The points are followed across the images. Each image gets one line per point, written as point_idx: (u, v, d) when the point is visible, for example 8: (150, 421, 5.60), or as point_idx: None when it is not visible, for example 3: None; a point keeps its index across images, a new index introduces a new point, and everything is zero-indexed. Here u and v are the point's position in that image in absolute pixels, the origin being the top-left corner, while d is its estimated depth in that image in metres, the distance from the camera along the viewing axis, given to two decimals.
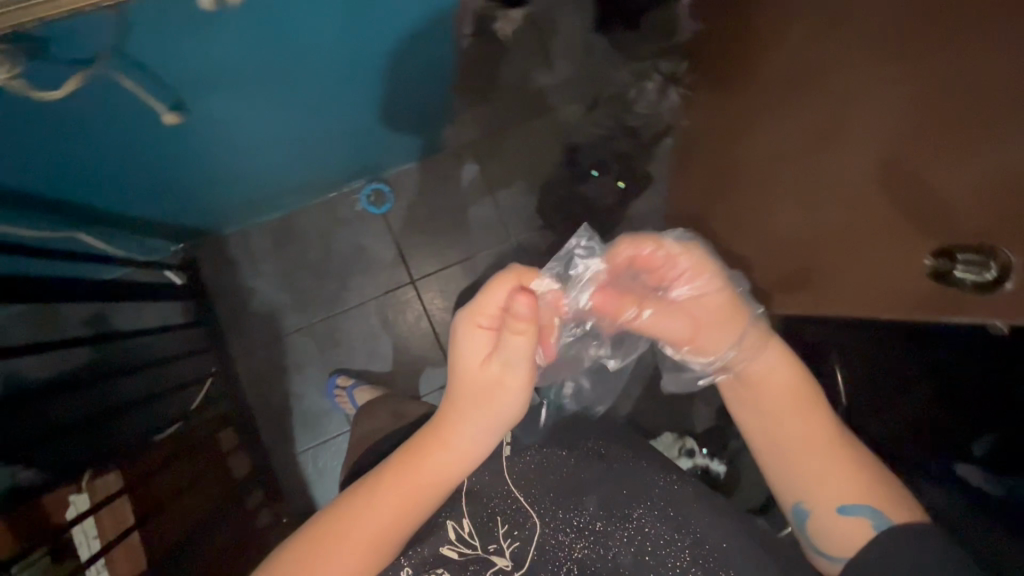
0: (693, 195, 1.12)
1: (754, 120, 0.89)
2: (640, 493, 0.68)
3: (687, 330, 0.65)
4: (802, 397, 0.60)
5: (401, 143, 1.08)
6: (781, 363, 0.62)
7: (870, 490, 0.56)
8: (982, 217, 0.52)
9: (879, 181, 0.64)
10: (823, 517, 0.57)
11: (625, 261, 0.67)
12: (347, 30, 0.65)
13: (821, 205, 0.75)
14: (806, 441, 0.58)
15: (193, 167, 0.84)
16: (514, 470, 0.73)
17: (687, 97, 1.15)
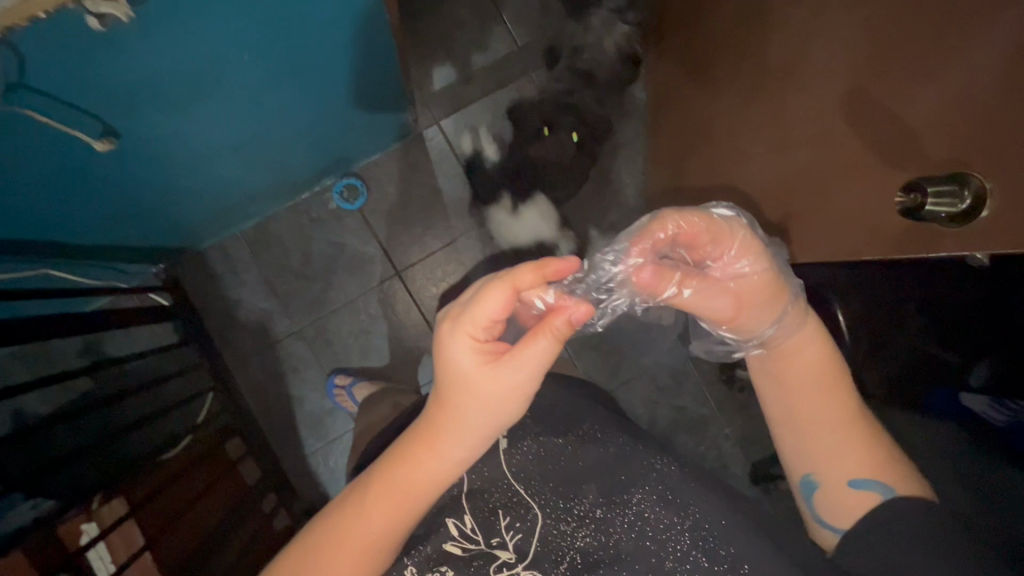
0: (668, 152, 1.10)
1: (717, 66, 0.87)
2: (636, 478, 0.65)
3: (730, 311, 0.60)
4: (827, 374, 0.59)
5: (363, 138, 1.06)
6: (805, 342, 0.60)
7: (878, 467, 0.58)
8: (952, 142, 0.49)
9: (847, 116, 0.61)
10: (833, 492, 0.59)
11: (666, 234, 0.60)
12: (278, 34, 0.63)
13: (788, 150, 0.72)
14: (825, 422, 0.59)
15: (146, 185, 0.80)
16: (513, 465, 0.69)
17: (652, 54, 1.14)
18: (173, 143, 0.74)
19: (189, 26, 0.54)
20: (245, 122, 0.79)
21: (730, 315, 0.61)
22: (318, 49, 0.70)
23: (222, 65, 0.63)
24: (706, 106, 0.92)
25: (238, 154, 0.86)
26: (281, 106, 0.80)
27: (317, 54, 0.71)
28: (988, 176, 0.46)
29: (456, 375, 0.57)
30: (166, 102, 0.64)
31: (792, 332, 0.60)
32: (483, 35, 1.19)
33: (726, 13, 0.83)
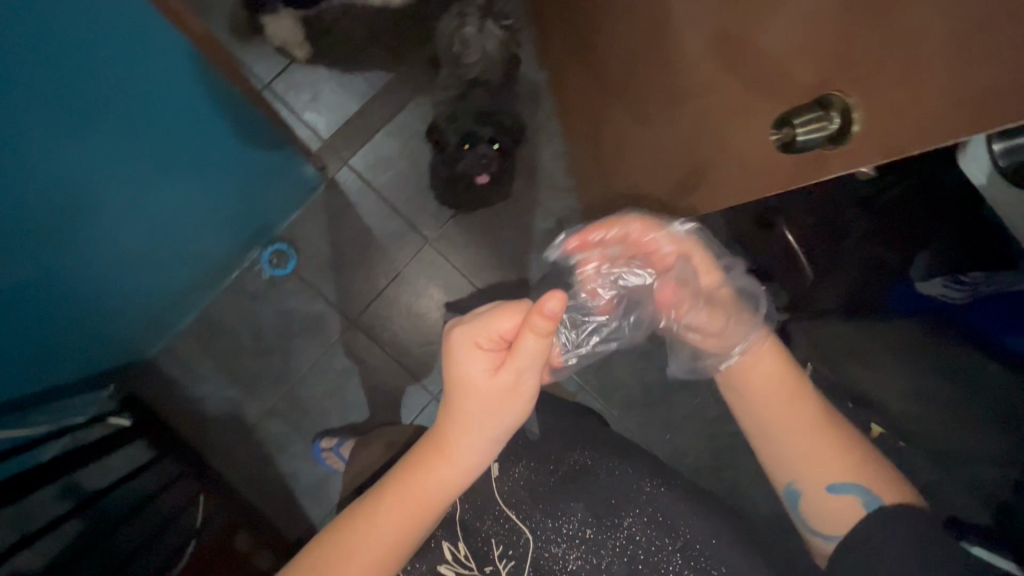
0: (580, 130, 1.09)
1: (600, 33, 0.86)
2: (626, 500, 0.66)
3: (708, 325, 0.70)
4: (787, 384, 0.65)
5: (282, 194, 1.05)
6: (771, 353, 0.67)
7: (857, 469, 0.61)
8: (812, 64, 0.48)
9: (717, 56, 0.60)
10: (816, 496, 0.62)
11: (648, 239, 0.71)
12: (131, 132, 0.62)
13: (677, 103, 0.71)
14: (800, 431, 0.63)
15: (66, 313, 0.77)
16: (504, 490, 0.70)
17: (543, 39, 1.13)
18: (87, 260, 0.72)
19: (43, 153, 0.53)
20: (143, 222, 0.76)
21: (702, 326, 0.70)
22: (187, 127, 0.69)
23: (96, 175, 0.61)
24: (597, 75, 0.92)
25: (157, 253, 0.85)
26: (179, 194, 0.79)
27: (178, 135, 0.69)
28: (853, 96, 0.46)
29: (463, 386, 0.58)
30: (57, 231, 0.62)
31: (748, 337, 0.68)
32: (368, 63, 1.16)
33: None
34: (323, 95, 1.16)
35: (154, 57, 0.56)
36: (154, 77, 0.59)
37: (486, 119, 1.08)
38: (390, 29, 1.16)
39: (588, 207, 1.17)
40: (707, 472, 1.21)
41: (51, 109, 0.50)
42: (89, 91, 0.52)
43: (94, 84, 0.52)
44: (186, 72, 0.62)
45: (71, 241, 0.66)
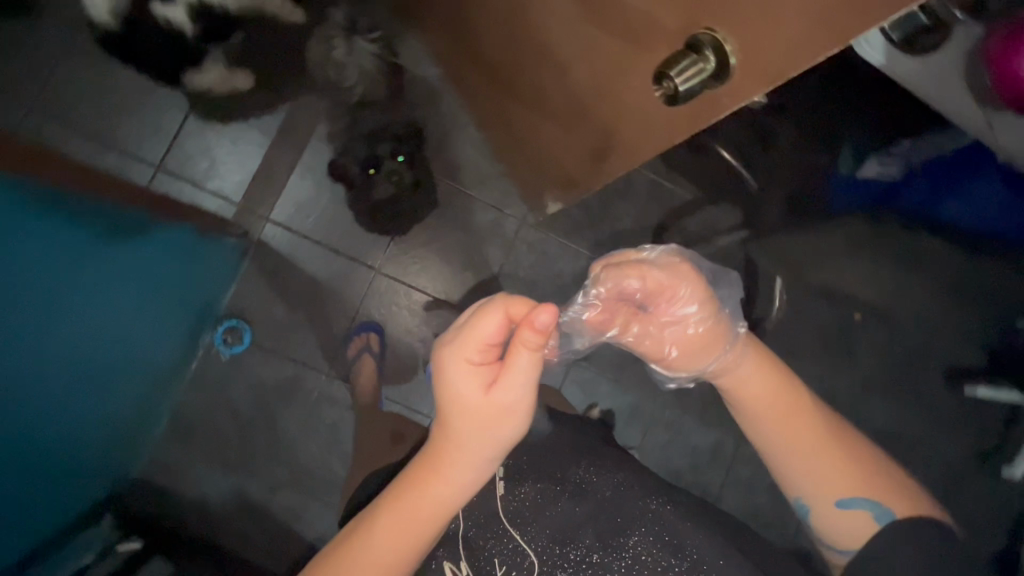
0: (487, 116, 1.06)
1: (471, 17, 0.83)
2: (632, 520, 0.63)
3: (658, 351, 0.64)
4: (782, 399, 0.59)
5: (209, 266, 0.99)
6: (760, 363, 0.61)
7: (867, 481, 0.56)
8: (664, 8, 0.46)
9: (583, 12, 0.57)
10: (826, 515, 0.57)
11: (634, 284, 0.63)
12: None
13: (561, 72, 0.69)
14: (808, 446, 0.57)
15: (37, 467, 0.73)
16: (508, 508, 0.67)
17: (426, 37, 1.11)
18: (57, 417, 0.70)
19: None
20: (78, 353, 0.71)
21: (661, 351, 0.64)
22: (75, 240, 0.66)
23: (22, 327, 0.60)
24: (481, 55, 0.89)
25: (117, 377, 0.83)
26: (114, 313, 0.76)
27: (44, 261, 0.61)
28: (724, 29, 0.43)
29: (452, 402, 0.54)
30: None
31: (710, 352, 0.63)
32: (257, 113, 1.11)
33: None
34: (221, 156, 1.10)
35: None
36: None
37: (380, 136, 1.12)
38: (268, 73, 1.11)
39: (520, 187, 1.15)
40: (712, 403, 1.23)
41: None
42: None
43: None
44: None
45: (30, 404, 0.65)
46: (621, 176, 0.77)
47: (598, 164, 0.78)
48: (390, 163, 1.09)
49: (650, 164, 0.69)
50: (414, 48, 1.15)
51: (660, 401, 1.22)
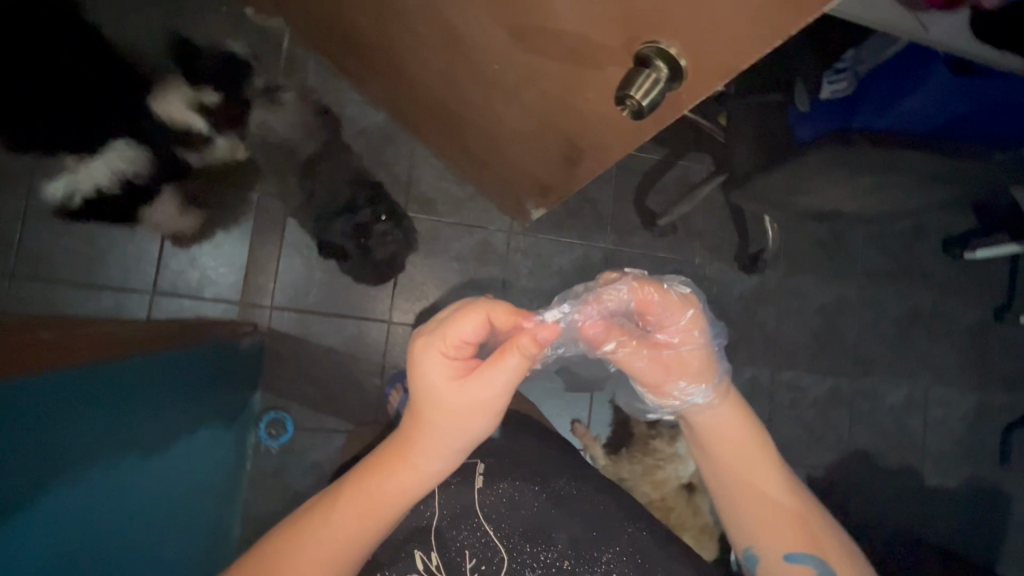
0: (447, 148, 1.08)
1: (410, 65, 0.85)
2: (608, 537, 0.69)
3: (659, 376, 0.64)
4: (755, 460, 0.64)
5: (235, 376, 1.00)
6: (738, 424, 0.64)
7: (813, 540, 0.62)
8: (600, 32, 0.49)
9: (521, 45, 0.59)
10: (773, 565, 0.63)
11: (644, 299, 0.62)
12: (69, 477, 0.56)
13: (512, 100, 0.71)
14: (767, 505, 0.63)
15: None
16: (485, 503, 0.71)
17: (367, 89, 1.13)
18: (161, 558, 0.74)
19: (91, 495, 0.59)
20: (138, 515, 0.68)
21: (657, 378, 0.64)
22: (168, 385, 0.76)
23: (129, 476, 0.67)
24: (429, 97, 0.91)
25: (181, 516, 0.81)
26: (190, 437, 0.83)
27: (93, 440, 0.60)
28: (669, 39, 0.46)
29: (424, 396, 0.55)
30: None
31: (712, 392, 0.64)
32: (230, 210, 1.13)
33: (375, 22, 0.81)
34: (208, 263, 1.12)
35: (39, 405, 0.52)
36: (49, 415, 0.53)
37: (358, 199, 1.13)
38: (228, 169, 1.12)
39: (498, 202, 1.17)
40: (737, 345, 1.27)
41: (70, 463, 0.56)
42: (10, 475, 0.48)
43: (89, 416, 0.59)
44: (52, 397, 0.54)
45: (146, 546, 0.71)
46: (595, 175, 0.79)
47: (571, 169, 0.81)
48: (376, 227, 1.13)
49: (620, 158, 0.72)
50: (358, 103, 1.17)
51: None
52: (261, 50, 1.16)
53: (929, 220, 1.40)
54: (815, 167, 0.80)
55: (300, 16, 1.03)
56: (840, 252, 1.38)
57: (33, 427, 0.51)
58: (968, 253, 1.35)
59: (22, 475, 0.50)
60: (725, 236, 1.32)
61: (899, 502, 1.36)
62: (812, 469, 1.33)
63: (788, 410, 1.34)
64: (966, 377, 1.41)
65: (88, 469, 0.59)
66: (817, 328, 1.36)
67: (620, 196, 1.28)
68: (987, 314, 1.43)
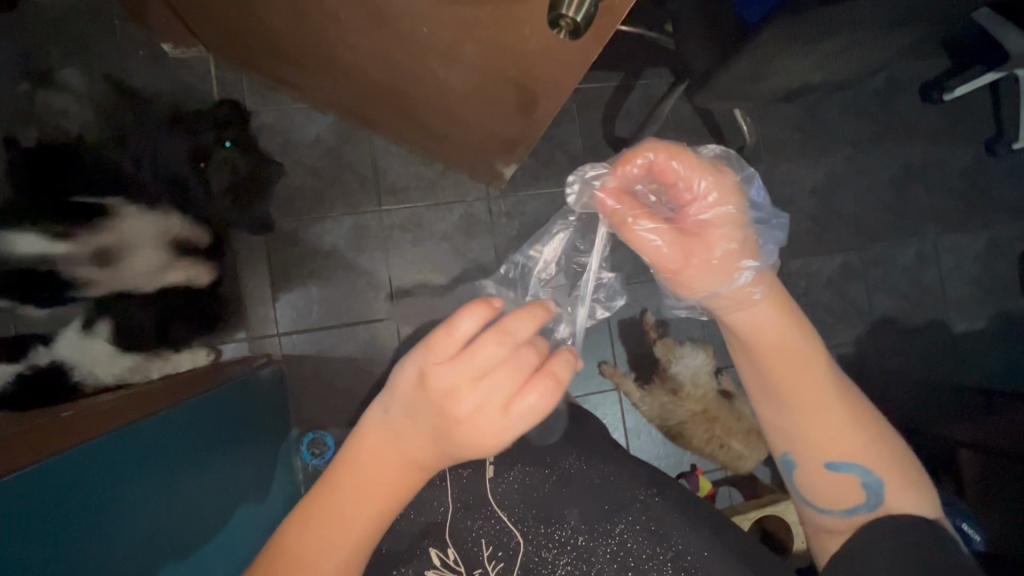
0: (401, 129, 1.05)
1: (339, 53, 0.82)
2: (620, 505, 0.64)
3: (676, 263, 0.51)
4: (811, 368, 0.52)
5: (263, 411, 1.00)
6: (771, 305, 0.51)
7: (870, 449, 0.53)
8: None
9: (443, 1, 0.56)
10: (812, 475, 0.55)
11: (675, 164, 0.52)
12: (117, 543, 0.56)
13: (448, 59, 0.69)
14: (812, 412, 0.53)
15: None
16: (498, 491, 0.67)
17: (307, 95, 1.10)
18: None
19: (143, 556, 0.59)
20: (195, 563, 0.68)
21: (675, 265, 0.51)
22: (208, 444, 0.77)
23: (195, 544, 0.69)
24: (371, 85, 0.89)
25: (249, 552, 0.82)
26: (246, 492, 0.86)
27: (136, 503, 0.60)
28: None
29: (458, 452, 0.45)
30: None
31: (756, 284, 0.51)
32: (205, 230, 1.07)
33: (293, 18, 0.78)
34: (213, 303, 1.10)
35: (78, 475, 0.52)
36: (90, 483, 0.53)
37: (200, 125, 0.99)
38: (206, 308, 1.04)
39: (469, 171, 1.16)
40: None
41: (128, 522, 0.58)
42: (59, 545, 0.48)
43: (147, 480, 0.62)
44: (90, 465, 0.54)
45: None
46: (554, 115, 0.78)
47: (527, 115, 0.79)
48: (220, 153, 0.98)
49: (573, 91, 0.70)
50: (304, 113, 1.16)
51: None
52: (193, 85, 1.13)
53: (902, 71, 1.37)
54: (772, 46, 0.77)
55: (220, 37, 1.00)
56: (819, 129, 1.35)
57: (85, 498, 0.52)
58: (946, 95, 1.32)
59: (87, 543, 0.52)
60: (702, 144, 1.30)
61: (933, 356, 1.37)
62: (839, 347, 1.34)
63: (804, 297, 1.34)
64: (972, 219, 1.41)
65: (134, 531, 0.59)
66: (814, 209, 1.35)
67: (588, 133, 1.25)
68: (979, 150, 1.41)
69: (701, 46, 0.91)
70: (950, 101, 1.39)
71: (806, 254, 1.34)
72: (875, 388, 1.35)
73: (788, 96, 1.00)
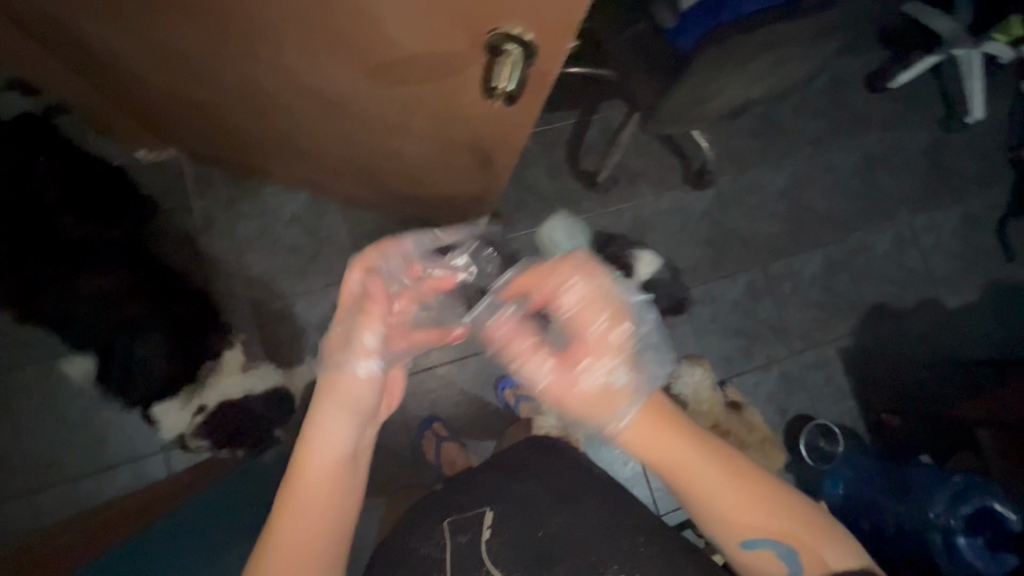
0: (371, 198, 1.09)
1: (299, 140, 0.86)
2: (607, 555, 0.64)
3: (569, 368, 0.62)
4: (689, 458, 0.59)
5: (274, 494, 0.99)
6: (634, 415, 0.61)
7: (778, 528, 0.58)
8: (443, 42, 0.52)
9: (384, 82, 0.61)
10: (741, 555, 0.59)
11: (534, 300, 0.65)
12: None
13: (400, 132, 0.73)
14: (707, 499, 0.59)
15: None
16: (493, 549, 0.66)
17: (279, 179, 1.15)
18: None
19: None
20: None
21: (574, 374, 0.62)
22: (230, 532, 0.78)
23: None
24: (334, 163, 0.92)
25: None
26: None
27: None
28: (506, 23, 0.48)
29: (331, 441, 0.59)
30: None
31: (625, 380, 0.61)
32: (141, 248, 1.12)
33: (254, 113, 0.82)
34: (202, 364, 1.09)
35: None
36: None
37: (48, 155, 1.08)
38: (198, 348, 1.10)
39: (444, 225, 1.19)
40: (712, 258, 1.33)
41: None
42: None
43: None
44: None
45: None
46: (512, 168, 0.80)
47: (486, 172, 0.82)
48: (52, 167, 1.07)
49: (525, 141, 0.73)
50: (278, 195, 1.20)
51: (678, 290, 1.30)
52: (168, 183, 1.17)
53: (844, 68, 1.43)
54: (708, 74, 0.81)
55: (189, 137, 1.05)
56: (776, 133, 1.40)
57: None
58: (892, 82, 1.38)
59: None
60: (666, 164, 1.34)
61: (934, 334, 1.37)
62: (835, 341, 1.34)
63: (792, 297, 1.35)
64: (942, 196, 1.43)
65: None
66: (785, 209, 1.38)
67: (555, 171, 1.29)
68: (935, 130, 1.45)
69: (642, 80, 0.96)
70: (897, 89, 1.44)
71: (786, 254, 1.36)
72: (881, 376, 1.33)
73: (734, 112, 1.04)
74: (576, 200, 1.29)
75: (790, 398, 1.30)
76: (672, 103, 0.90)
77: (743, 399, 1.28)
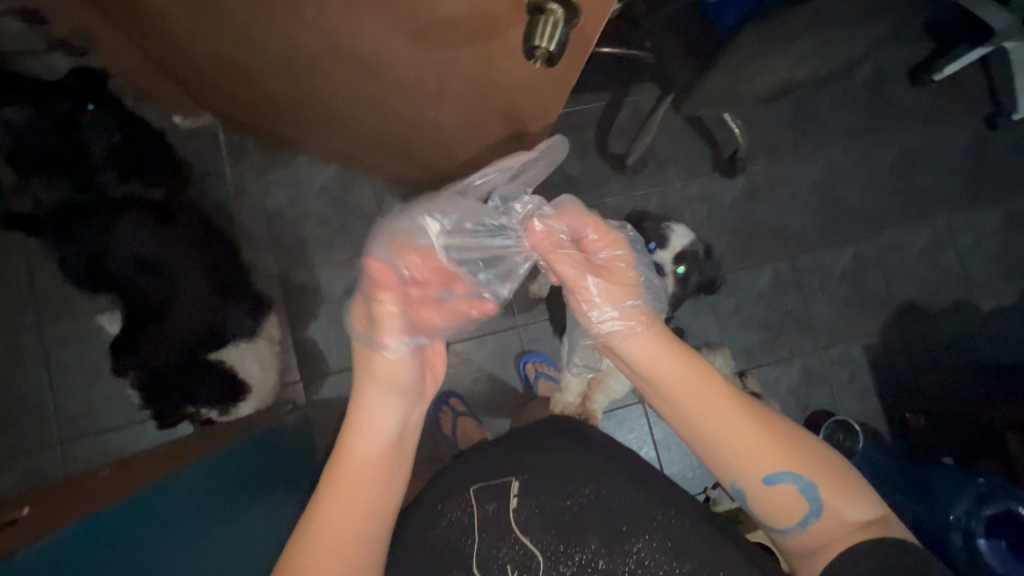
0: (400, 171, 1.10)
1: (335, 108, 0.87)
2: (637, 526, 0.65)
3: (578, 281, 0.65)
4: (707, 390, 0.59)
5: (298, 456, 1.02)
6: (652, 342, 0.62)
7: (799, 464, 0.57)
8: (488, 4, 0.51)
9: (426, 47, 0.61)
10: (757, 493, 0.58)
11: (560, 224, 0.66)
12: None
13: (437, 100, 0.73)
14: (729, 433, 0.57)
15: None
16: (522, 518, 0.67)
17: (311, 150, 1.16)
18: None
19: None
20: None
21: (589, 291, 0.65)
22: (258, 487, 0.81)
23: None
24: (368, 133, 0.93)
25: None
26: None
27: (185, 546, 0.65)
28: None
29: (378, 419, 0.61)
30: None
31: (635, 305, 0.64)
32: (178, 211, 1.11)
33: (293, 79, 0.83)
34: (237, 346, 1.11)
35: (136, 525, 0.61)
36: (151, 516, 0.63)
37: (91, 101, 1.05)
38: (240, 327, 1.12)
39: None
40: (739, 248, 1.31)
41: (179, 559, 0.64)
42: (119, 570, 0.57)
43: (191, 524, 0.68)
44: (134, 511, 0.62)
45: None
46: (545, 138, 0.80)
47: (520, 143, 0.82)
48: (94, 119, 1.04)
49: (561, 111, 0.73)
50: (308, 165, 1.21)
51: None
52: (204, 150, 1.20)
53: (886, 58, 1.38)
54: (747, 53, 0.80)
55: (226, 104, 1.07)
56: (811, 123, 1.36)
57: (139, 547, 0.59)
58: (936, 74, 1.33)
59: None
60: (696, 150, 1.32)
61: (966, 335, 1.33)
62: (861, 338, 1.32)
63: (820, 291, 1.32)
64: (982, 195, 1.39)
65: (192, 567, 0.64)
66: (816, 201, 1.35)
67: (583, 153, 1.28)
68: (979, 126, 1.40)
69: (679, 61, 0.95)
70: (941, 82, 1.39)
71: (815, 248, 1.33)
72: (908, 375, 1.31)
73: (771, 97, 1.03)
74: (604, 183, 1.28)
75: (813, 393, 1.28)
76: (708, 84, 0.89)
77: (764, 391, 1.26)
